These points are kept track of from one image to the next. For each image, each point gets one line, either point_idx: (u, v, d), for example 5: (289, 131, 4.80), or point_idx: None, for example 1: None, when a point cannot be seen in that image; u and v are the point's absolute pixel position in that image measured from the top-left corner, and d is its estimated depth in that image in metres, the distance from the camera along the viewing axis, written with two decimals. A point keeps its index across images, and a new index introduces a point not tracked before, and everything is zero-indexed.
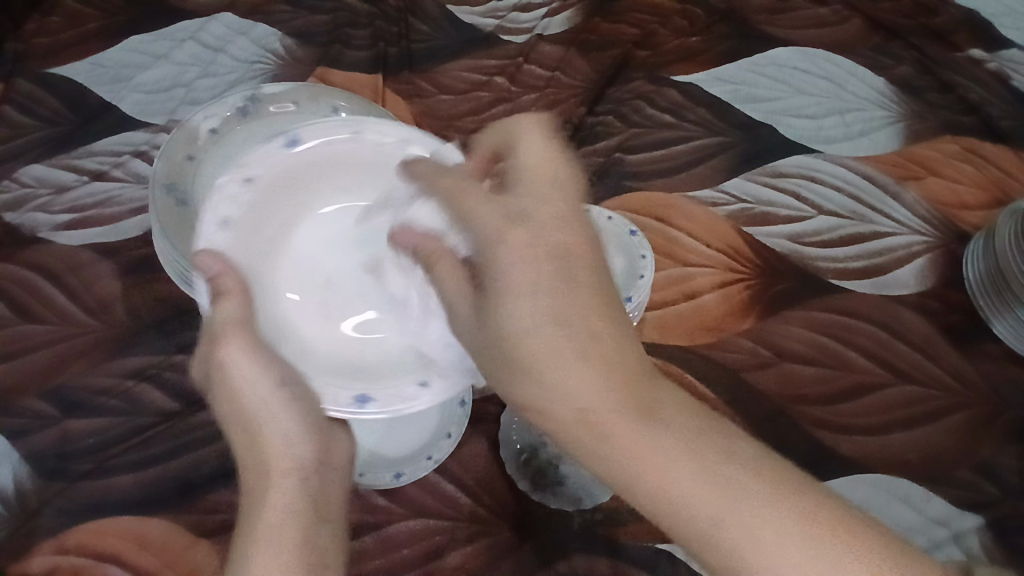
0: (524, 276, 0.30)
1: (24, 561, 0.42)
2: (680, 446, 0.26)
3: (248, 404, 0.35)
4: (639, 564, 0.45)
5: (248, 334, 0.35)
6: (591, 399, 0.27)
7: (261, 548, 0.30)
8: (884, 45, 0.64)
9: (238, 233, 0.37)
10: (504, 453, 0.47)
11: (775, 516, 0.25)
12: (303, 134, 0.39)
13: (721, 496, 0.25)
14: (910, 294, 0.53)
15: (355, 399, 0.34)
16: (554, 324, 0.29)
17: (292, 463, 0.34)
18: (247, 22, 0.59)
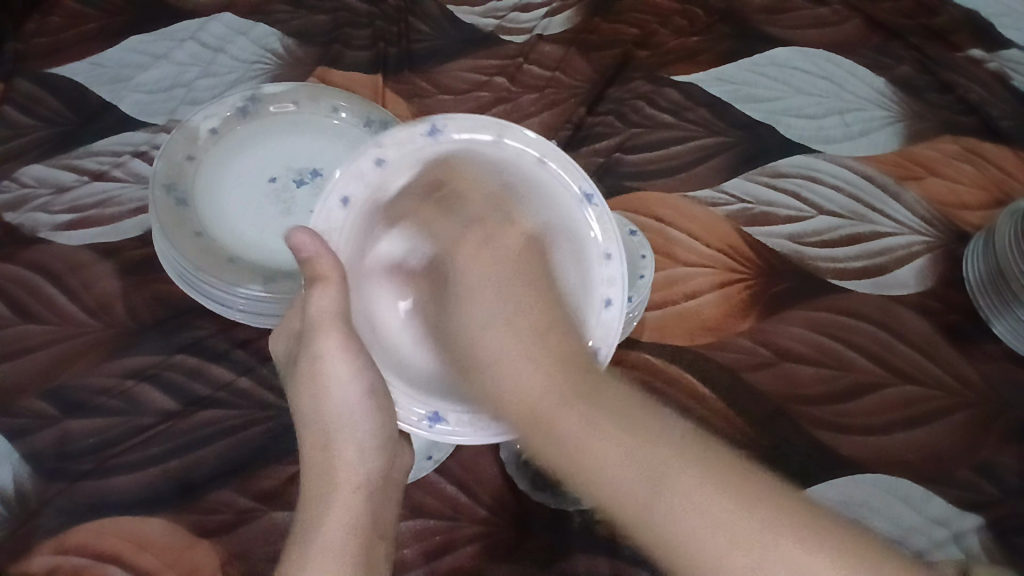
0: (510, 332, 0.42)
1: (25, 561, 0.42)
2: (663, 478, 0.33)
3: (329, 407, 0.41)
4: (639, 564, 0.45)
5: (346, 332, 0.40)
6: (576, 429, 0.36)
7: (315, 561, 0.36)
8: (885, 45, 0.64)
9: (355, 212, 0.39)
10: (504, 453, 0.47)
11: (723, 507, 0.32)
12: (448, 124, 0.40)
13: (660, 488, 0.33)
14: (910, 294, 0.53)
15: (428, 416, 0.39)
16: (519, 355, 0.40)
17: (360, 479, 0.40)
18: (247, 21, 0.59)
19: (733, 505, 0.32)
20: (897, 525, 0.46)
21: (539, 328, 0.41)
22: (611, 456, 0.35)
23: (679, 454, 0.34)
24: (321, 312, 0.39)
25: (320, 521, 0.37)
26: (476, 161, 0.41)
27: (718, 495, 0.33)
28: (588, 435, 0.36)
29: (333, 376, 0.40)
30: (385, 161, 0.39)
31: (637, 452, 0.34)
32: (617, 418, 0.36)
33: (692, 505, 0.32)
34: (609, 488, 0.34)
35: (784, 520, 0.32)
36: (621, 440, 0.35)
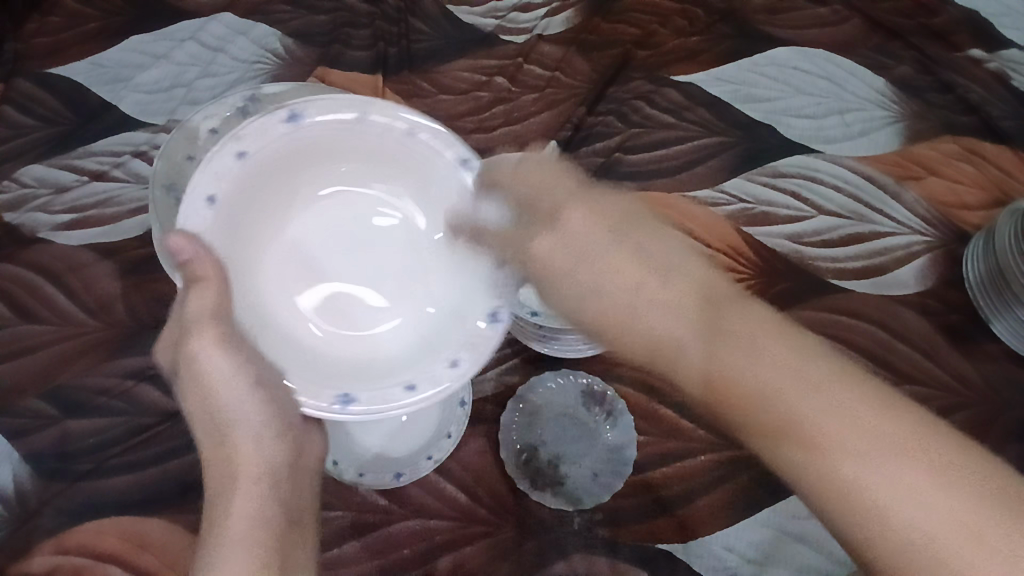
0: (605, 245, 0.39)
1: (25, 561, 0.42)
2: (798, 370, 0.33)
3: (217, 401, 0.39)
4: (639, 564, 0.45)
5: (224, 327, 0.38)
6: (671, 319, 0.37)
7: (227, 554, 0.34)
8: (885, 45, 0.64)
9: (220, 212, 0.36)
10: (504, 453, 0.47)
11: (891, 440, 0.31)
12: (305, 107, 0.37)
13: (804, 398, 0.32)
14: (910, 294, 0.53)
15: (338, 399, 0.34)
16: (630, 278, 0.38)
17: (261, 469, 0.38)
18: (246, 21, 0.59)
19: (903, 441, 0.31)
20: None
21: (634, 246, 0.39)
22: (738, 362, 0.34)
23: (861, 406, 0.32)
24: (198, 312, 0.37)
25: (226, 514, 0.36)
26: (344, 135, 0.38)
27: (901, 433, 0.31)
28: (681, 329, 0.36)
29: (212, 376, 0.39)
30: (246, 154, 0.36)
31: (779, 369, 0.33)
32: (734, 338, 0.34)
33: (872, 439, 0.31)
34: (720, 372, 0.34)
35: (937, 449, 0.31)
36: (738, 337, 0.34)
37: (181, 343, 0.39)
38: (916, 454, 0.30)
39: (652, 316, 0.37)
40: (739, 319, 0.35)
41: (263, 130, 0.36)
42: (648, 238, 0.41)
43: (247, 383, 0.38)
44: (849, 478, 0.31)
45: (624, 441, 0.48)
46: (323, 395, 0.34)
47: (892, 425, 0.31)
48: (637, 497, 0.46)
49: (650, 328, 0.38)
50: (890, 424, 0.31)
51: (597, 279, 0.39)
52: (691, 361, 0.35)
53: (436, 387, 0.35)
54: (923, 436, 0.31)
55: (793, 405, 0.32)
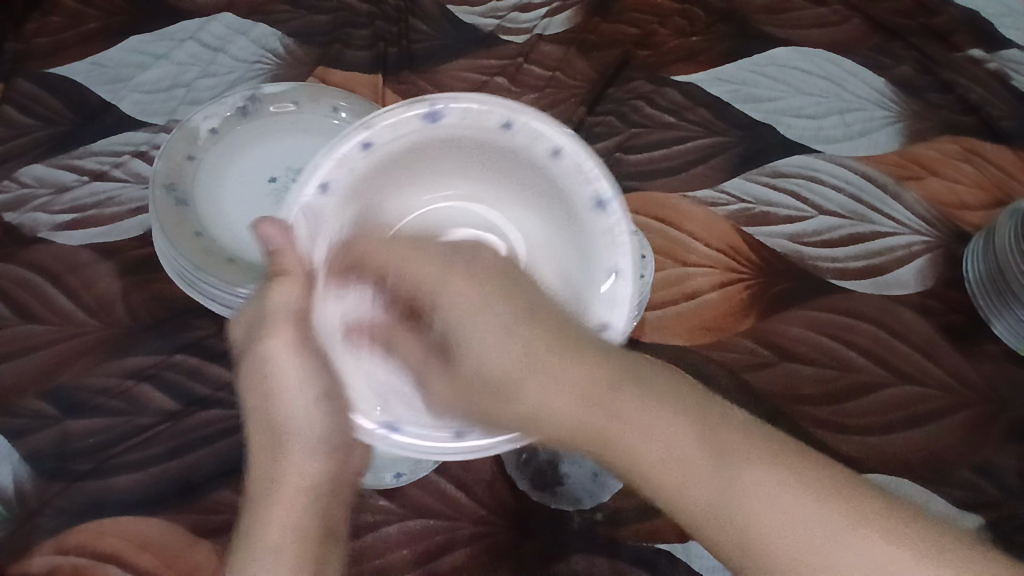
0: (495, 317, 0.33)
1: (25, 561, 0.42)
2: (684, 440, 0.28)
3: (278, 403, 0.37)
4: (638, 564, 0.45)
5: (304, 330, 0.36)
6: (564, 383, 0.30)
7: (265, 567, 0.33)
8: (885, 45, 0.64)
9: (338, 199, 0.38)
10: (504, 453, 0.47)
11: (767, 474, 0.27)
12: (445, 109, 0.39)
13: (700, 452, 0.27)
14: (910, 295, 0.53)
15: (384, 425, 0.37)
16: (512, 336, 0.32)
17: (308, 484, 0.36)
18: (246, 21, 0.59)
19: (817, 497, 0.26)
20: None
21: (505, 282, 0.34)
22: (620, 432, 0.29)
23: (742, 456, 0.27)
24: (276, 310, 0.36)
25: (262, 523, 0.34)
26: (484, 138, 0.41)
27: (816, 483, 0.27)
28: (578, 403, 0.30)
29: (284, 374, 0.37)
30: (373, 145, 0.39)
31: (680, 441, 0.28)
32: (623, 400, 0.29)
33: (765, 489, 0.26)
34: (657, 468, 0.28)
35: (859, 500, 0.26)
36: (637, 419, 0.29)
37: (254, 335, 0.37)
38: (854, 510, 0.26)
39: (537, 384, 0.31)
40: (614, 378, 0.30)
41: (399, 125, 0.39)
42: (545, 323, 0.32)
43: (315, 392, 0.37)
44: (752, 544, 0.26)
45: None
46: (371, 419, 0.37)
47: (766, 458, 0.27)
48: (637, 497, 0.46)
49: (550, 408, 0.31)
50: (797, 476, 0.27)
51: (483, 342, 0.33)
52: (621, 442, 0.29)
53: (486, 430, 0.36)
54: (808, 467, 0.27)
55: (671, 463, 0.28)
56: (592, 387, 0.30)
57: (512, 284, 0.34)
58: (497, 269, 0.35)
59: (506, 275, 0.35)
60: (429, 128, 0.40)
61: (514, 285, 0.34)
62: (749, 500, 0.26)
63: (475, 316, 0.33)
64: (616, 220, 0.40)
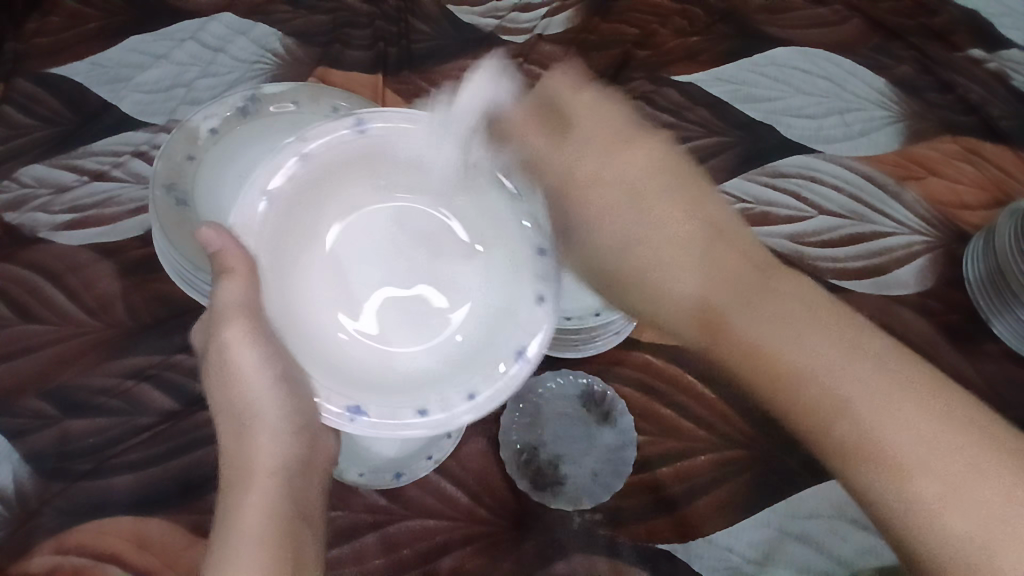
0: (602, 187, 0.41)
1: (25, 561, 0.42)
2: (837, 352, 0.31)
3: (241, 391, 0.39)
4: (639, 564, 0.45)
5: (256, 322, 0.37)
6: (705, 284, 0.36)
7: (230, 544, 0.33)
8: (884, 45, 0.64)
9: (281, 208, 0.37)
10: (504, 453, 0.47)
11: (902, 398, 0.30)
12: (371, 119, 0.38)
13: (840, 360, 0.31)
14: (910, 294, 0.53)
15: (349, 408, 0.34)
16: (650, 226, 0.39)
17: (275, 466, 0.37)
18: (246, 21, 0.59)
19: (938, 417, 0.29)
20: None
21: (652, 196, 0.40)
22: (746, 319, 0.33)
23: (879, 379, 0.30)
24: (227, 305, 0.37)
25: (239, 509, 0.35)
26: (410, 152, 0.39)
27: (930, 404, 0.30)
28: (727, 299, 0.35)
29: (246, 368, 0.38)
30: (309, 155, 0.37)
31: (845, 360, 0.31)
32: (767, 302, 0.34)
33: (909, 408, 0.29)
34: (796, 367, 0.31)
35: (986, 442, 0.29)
36: (808, 335, 0.32)
37: (212, 329, 0.39)
38: (962, 433, 0.29)
39: (675, 274, 0.37)
40: (743, 267, 0.36)
41: (331, 143, 0.38)
42: (678, 208, 0.40)
43: (272, 373, 0.38)
44: (856, 439, 0.29)
45: (624, 441, 0.48)
46: (335, 403, 0.34)
47: (929, 394, 0.30)
48: (638, 496, 0.47)
49: (668, 289, 0.37)
50: (928, 398, 0.30)
51: (619, 238, 0.40)
52: (744, 335, 0.33)
53: (447, 410, 0.34)
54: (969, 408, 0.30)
55: (812, 361, 0.31)
56: (728, 280, 0.36)
57: (640, 188, 0.40)
58: (636, 185, 0.40)
59: (634, 183, 0.41)
60: (361, 139, 0.38)
61: (631, 179, 0.41)
62: (873, 403, 0.30)
63: (595, 210, 0.41)
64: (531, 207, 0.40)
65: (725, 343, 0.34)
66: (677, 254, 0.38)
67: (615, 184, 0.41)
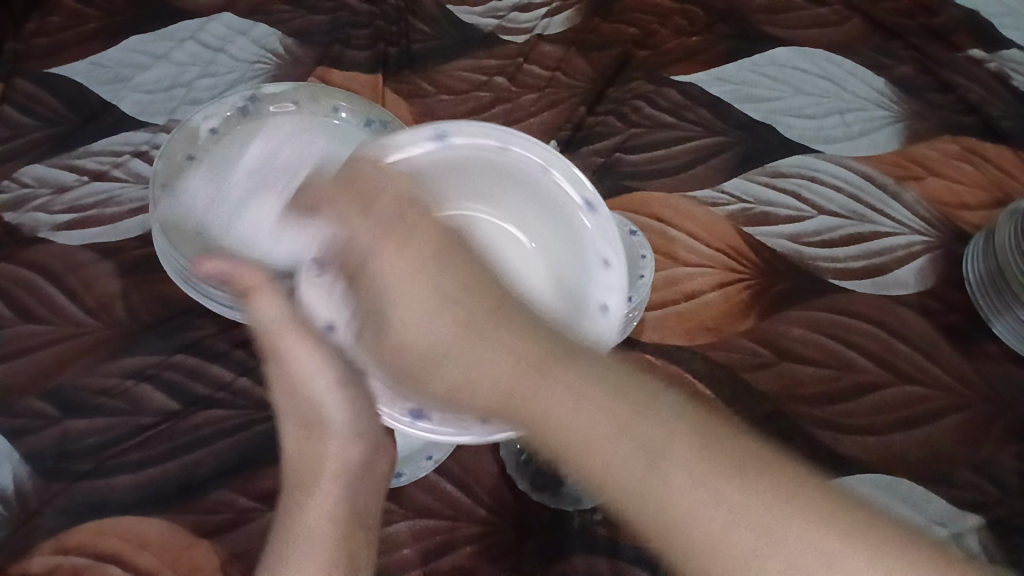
0: (436, 315, 0.37)
1: (24, 561, 0.42)
2: (692, 471, 0.29)
3: (305, 397, 0.42)
4: (639, 564, 0.44)
5: (308, 331, 0.41)
6: (587, 414, 0.32)
7: (307, 553, 0.37)
8: (885, 45, 0.64)
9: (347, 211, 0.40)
10: (504, 452, 0.47)
11: (733, 494, 0.29)
12: (452, 133, 0.42)
13: (677, 474, 0.29)
14: (910, 295, 0.53)
15: (410, 413, 0.37)
16: (489, 344, 0.35)
17: (340, 468, 0.41)
18: (247, 22, 0.59)
19: (774, 500, 0.29)
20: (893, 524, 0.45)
21: (482, 290, 0.38)
22: (578, 421, 0.32)
23: (695, 472, 0.29)
24: (274, 319, 0.41)
25: (300, 514, 0.39)
26: (479, 164, 0.43)
27: (766, 490, 0.29)
28: (613, 437, 0.31)
29: (306, 372, 0.41)
30: (388, 165, 0.41)
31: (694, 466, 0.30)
32: (645, 433, 0.31)
33: (754, 525, 0.28)
34: (643, 487, 0.30)
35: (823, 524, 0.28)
36: (603, 434, 0.31)
37: (266, 339, 0.42)
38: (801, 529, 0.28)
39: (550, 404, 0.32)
40: (617, 393, 0.32)
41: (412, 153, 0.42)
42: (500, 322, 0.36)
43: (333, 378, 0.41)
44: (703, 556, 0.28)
45: None
46: (396, 407, 0.38)
47: (780, 496, 0.29)
48: None
49: (560, 421, 0.32)
50: (762, 486, 0.29)
51: (478, 363, 0.35)
52: (604, 462, 0.31)
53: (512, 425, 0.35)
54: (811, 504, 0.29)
55: (628, 477, 0.30)
56: (543, 376, 0.33)
57: (460, 269, 0.38)
58: (455, 271, 0.38)
59: (451, 270, 0.38)
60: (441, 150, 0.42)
61: (437, 260, 0.38)
62: (707, 503, 0.29)
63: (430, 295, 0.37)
64: (600, 224, 0.41)
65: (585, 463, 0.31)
66: (548, 375, 0.33)
67: (444, 261, 0.38)
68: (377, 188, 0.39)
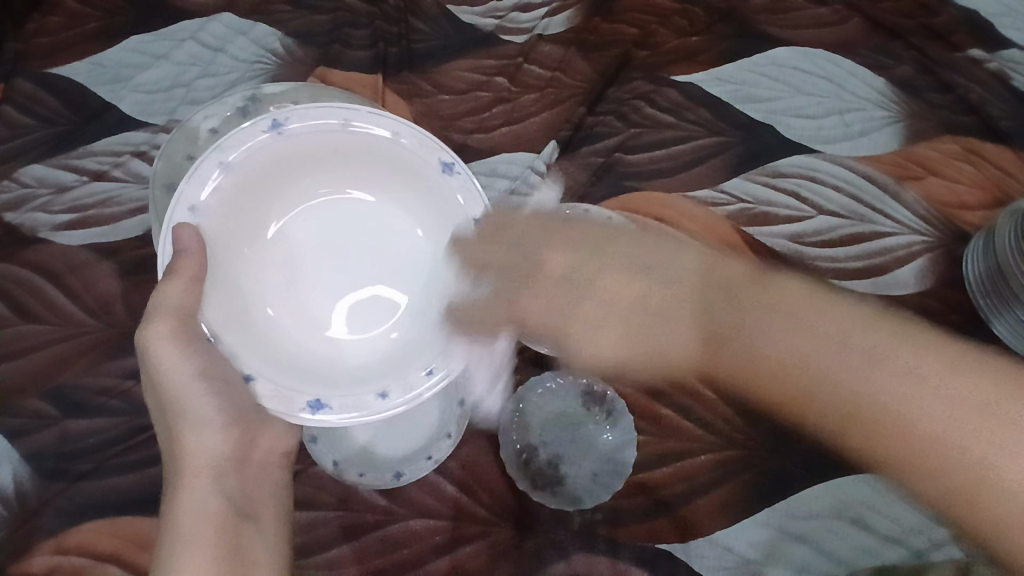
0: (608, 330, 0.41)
1: (26, 561, 0.43)
2: (859, 359, 0.32)
3: (165, 390, 0.39)
4: (638, 564, 0.45)
5: (181, 324, 0.38)
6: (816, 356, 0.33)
7: (187, 549, 0.35)
8: (885, 45, 0.64)
9: (206, 216, 0.39)
10: (504, 453, 0.47)
11: (901, 356, 0.32)
12: (287, 119, 0.38)
13: (822, 345, 0.33)
14: (909, 295, 0.53)
15: (309, 403, 0.38)
16: (614, 326, 0.41)
17: (206, 463, 0.39)
18: (245, 21, 0.59)
19: (929, 358, 0.32)
20: (893, 526, 0.44)
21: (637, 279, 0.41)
22: (750, 331, 0.36)
23: (854, 360, 0.32)
24: (161, 305, 0.37)
25: (175, 506, 0.37)
26: (330, 144, 0.41)
27: (908, 342, 0.33)
28: (808, 347, 0.34)
29: (163, 368, 0.38)
30: (229, 164, 0.38)
31: (944, 388, 0.31)
32: (818, 373, 0.33)
33: (910, 378, 0.31)
34: (804, 370, 0.34)
35: (960, 367, 0.31)
36: (762, 338, 0.35)
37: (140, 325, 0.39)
38: (951, 371, 0.31)
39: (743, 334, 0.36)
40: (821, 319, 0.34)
41: (251, 149, 0.38)
42: (633, 292, 0.41)
43: (195, 371, 0.38)
44: (889, 410, 0.31)
45: (624, 441, 0.47)
46: (296, 400, 0.38)
47: (915, 346, 0.32)
48: (638, 497, 0.46)
49: (740, 338, 0.36)
50: (892, 333, 0.33)
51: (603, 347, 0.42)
52: (754, 350, 0.35)
53: (408, 395, 0.39)
54: (1003, 371, 0.31)
55: (794, 359, 0.34)
56: (693, 321, 0.39)
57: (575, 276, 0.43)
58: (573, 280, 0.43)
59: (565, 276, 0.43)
60: (277, 139, 0.39)
61: (563, 275, 0.43)
62: (860, 369, 0.32)
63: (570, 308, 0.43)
64: (460, 184, 0.40)
65: (784, 386, 0.35)
66: (730, 315, 0.37)
67: (575, 249, 0.44)
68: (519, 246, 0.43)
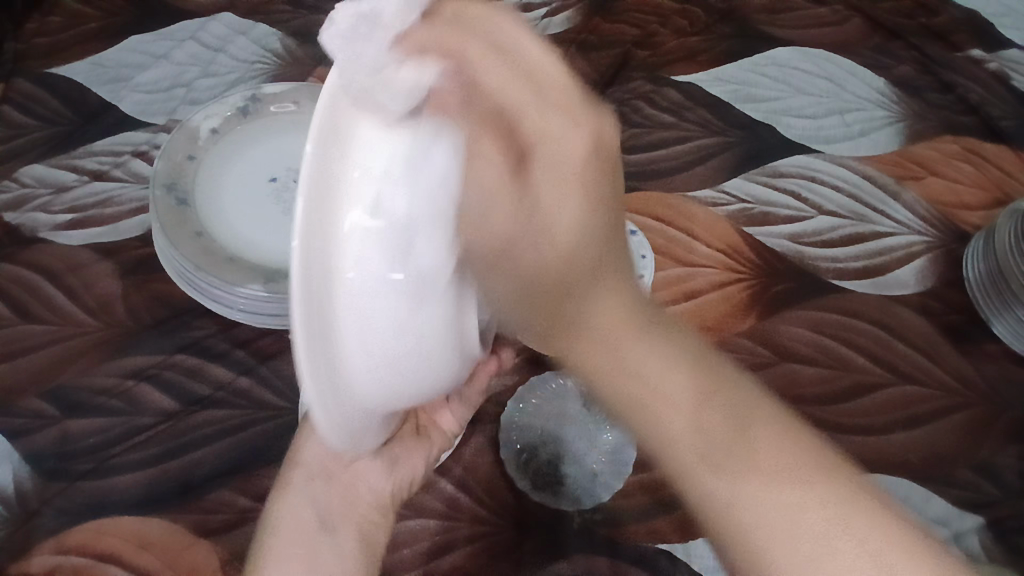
0: (497, 289, 0.30)
1: (24, 562, 0.41)
2: (684, 395, 0.31)
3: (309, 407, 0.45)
4: (638, 564, 0.44)
5: None
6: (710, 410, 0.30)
7: (274, 554, 0.40)
8: (884, 45, 0.64)
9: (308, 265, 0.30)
10: (504, 452, 0.47)
11: (659, 367, 0.31)
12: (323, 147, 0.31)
13: (618, 326, 0.31)
14: (910, 294, 0.52)
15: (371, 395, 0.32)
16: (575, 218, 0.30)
17: (313, 468, 0.44)
18: (247, 22, 0.60)
19: (786, 440, 0.30)
20: None
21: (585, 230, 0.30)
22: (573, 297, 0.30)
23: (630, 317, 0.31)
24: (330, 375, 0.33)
25: (276, 512, 0.42)
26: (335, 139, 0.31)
27: (744, 415, 0.30)
28: (660, 373, 0.30)
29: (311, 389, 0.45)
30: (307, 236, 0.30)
31: (758, 454, 0.30)
32: (620, 330, 0.31)
33: (754, 462, 0.29)
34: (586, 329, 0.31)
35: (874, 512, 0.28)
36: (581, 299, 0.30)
37: None
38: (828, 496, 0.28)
39: (680, 440, 0.30)
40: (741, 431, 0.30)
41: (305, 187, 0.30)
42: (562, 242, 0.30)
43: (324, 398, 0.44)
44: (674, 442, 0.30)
45: (623, 441, 0.48)
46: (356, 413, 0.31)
47: (781, 437, 0.30)
48: (638, 497, 0.46)
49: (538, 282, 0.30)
50: (755, 411, 0.30)
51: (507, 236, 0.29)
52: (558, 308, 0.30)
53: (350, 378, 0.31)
54: (901, 533, 0.28)
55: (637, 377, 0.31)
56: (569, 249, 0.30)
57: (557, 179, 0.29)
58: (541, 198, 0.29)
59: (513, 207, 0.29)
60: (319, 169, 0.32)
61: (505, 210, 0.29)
62: (655, 398, 0.30)
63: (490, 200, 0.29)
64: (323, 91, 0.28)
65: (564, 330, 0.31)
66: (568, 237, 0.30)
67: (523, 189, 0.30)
68: (519, 47, 0.29)
